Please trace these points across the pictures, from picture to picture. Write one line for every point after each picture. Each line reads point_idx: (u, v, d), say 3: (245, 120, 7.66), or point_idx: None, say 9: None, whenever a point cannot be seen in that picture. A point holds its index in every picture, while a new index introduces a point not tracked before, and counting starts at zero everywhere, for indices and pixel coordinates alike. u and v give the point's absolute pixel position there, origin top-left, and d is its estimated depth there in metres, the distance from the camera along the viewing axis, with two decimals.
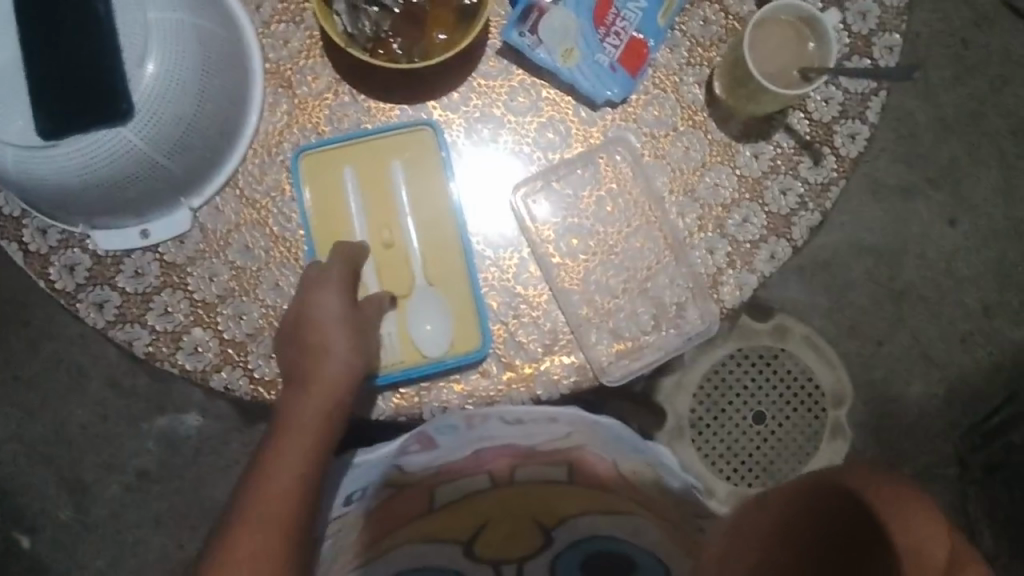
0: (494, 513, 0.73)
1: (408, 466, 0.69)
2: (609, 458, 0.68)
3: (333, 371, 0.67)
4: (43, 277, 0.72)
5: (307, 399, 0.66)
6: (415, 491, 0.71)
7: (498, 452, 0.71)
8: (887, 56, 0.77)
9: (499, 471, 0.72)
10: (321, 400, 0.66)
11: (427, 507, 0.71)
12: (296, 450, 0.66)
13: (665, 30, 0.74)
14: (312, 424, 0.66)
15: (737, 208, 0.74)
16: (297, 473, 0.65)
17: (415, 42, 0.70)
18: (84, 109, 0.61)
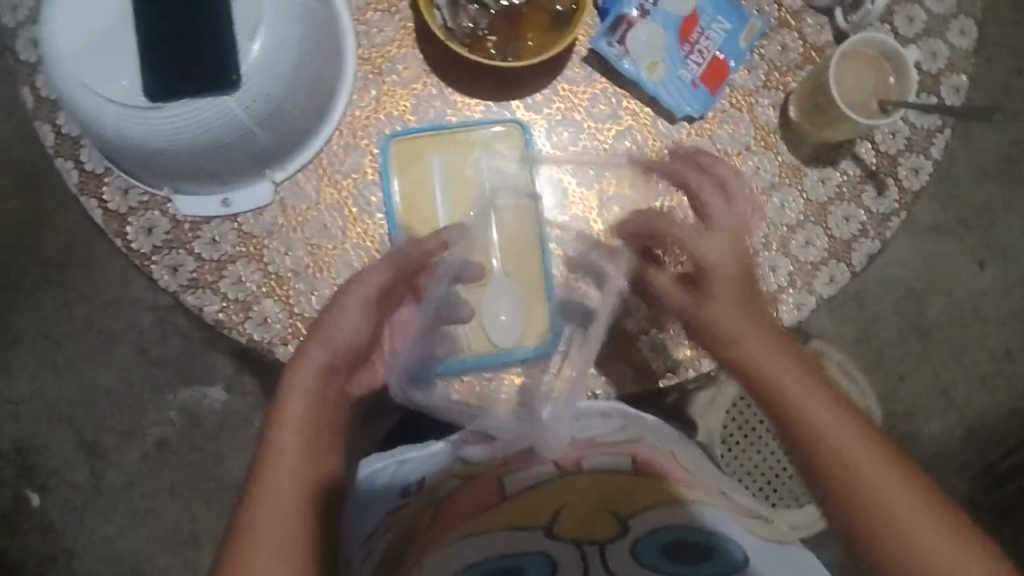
0: (568, 498, 0.60)
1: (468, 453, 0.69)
2: (668, 451, 0.68)
3: (322, 350, 0.62)
4: (120, 237, 0.73)
5: (299, 393, 0.61)
6: (481, 472, 0.65)
7: None
8: (952, 96, 0.79)
9: (567, 462, 0.63)
10: (305, 385, 0.61)
11: (497, 499, 0.61)
12: (290, 445, 0.59)
13: (746, 52, 0.76)
14: (308, 420, 0.60)
15: (801, 230, 0.76)
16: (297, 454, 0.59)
17: (509, 42, 0.72)
18: (192, 75, 0.63)
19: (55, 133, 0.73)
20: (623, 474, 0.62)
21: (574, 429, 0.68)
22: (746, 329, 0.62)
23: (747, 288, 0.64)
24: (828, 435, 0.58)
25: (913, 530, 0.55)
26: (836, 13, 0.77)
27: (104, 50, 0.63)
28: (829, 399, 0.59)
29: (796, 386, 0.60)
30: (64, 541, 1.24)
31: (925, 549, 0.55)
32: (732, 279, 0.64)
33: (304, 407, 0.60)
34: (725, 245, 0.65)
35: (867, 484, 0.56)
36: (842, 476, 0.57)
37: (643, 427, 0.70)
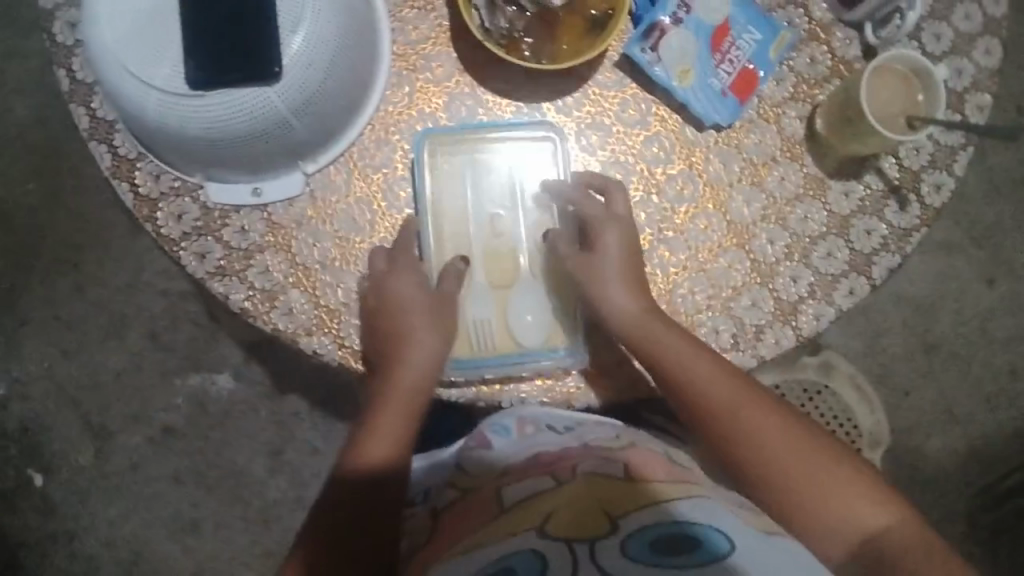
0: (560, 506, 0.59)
1: (470, 464, 0.72)
2: (662, 450, 0.71)
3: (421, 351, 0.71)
4: (150, 222, 0.73)
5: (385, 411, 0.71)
6: (483, 486, 0.68)
7: (554, 453, 0.68)
8: (976, 114, 0.80)
9: (560, 472, 0.65)
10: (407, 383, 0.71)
11: (495, 513, 0.62)
12: (388, 429, 0.71)
13: (775, 63, 0.77)
14: (392, 437, 0.71)
15: (823, 241, 0.77)
16: (393, 437, 0.71)
17: (544, 45, 0.73)
18: (234, 66, 0.63)
19: (89, 116, 0.73)
20: (613, 480, 0.63)
21: (568, 438, 0.70)
22: (647, 323, 0.71)
23: (640, 280, 0.72)
24: (743, 421, 0.70)
25: (830, 485, 0.68)
26: (866, 28, 0.78)
27: (149, 35, 0.63)
28: (738, 388, 0.70)
29: (698, 372, 0.70)
30: (66, 523, 1.23)
31: (849, 506, 0.67)
32: (626, 275, 0.71)
33: (393, 425, 0.71)
34: (612, 238, 0.71)
35: (787, 459, 0.68)
36: (767, 460, 0.69)
37: (637, 436, 0.72)
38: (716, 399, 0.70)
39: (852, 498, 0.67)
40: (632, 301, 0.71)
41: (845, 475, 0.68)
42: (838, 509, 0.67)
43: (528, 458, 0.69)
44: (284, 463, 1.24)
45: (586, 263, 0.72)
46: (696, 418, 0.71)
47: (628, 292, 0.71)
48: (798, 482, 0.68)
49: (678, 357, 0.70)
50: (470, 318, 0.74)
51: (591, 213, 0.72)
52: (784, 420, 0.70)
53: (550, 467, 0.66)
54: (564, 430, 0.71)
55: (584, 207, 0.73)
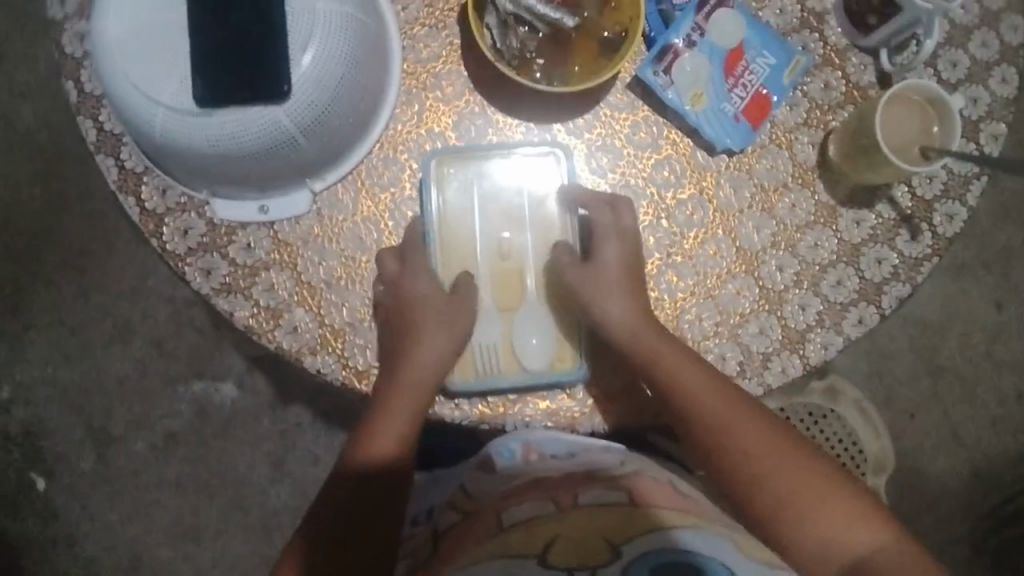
0: (562, 530, 0.59)
1: (473, 486, 0.71)
2: (665, 476, 0.70)
3: (427, 353, 0.70)
4: (156, 237, 0.73)
5: (392, 407, 0.70)
6: (482, 505, 0.67)
7: (556, 477, 0.67)
8: (991, 143, 0.79)
9: (562, 498, 0.64)
10: (411, 385, 0.70)
11: (494, 528, 0.62)
12: (391, 430, 0.70)
13: (789, 88, 0.76)
14: (395, 437, 0.70)
15: (832, 270, 0.76)
16: (395, 438, 0.70)
17: (557, 67, 0.73)
18: (241, 85, 0.63)
19: (97, 129, 0.73)
20: (615, 507, 0.62)
21: (571, 465, 0.69)
22: (643, 337, 0.70)
23: (639, 293, 0.72)
24: (742, 443, 0.69)
25: (831, 510, 0.67)
26: (881, 54, 0.77)
27: (157, 55, 0.63)
28: (739, 410, 0.70)
29: (694, 388, 0.69)
30: (66, 528, 1.22)
31: (847, 531, 0.66)
32: (624, 287, 0.71)
33: (396, 423, 0.70)
34: (613, 249, 0.71)
35: (786, 483, 0.68)
36: (766, 482, 0.68)
37: (641, 462, 0.71)
38: (712, 415, 0.69)
39: (855, 523, 0.66)
40: (630, 314, 0.70)
41: (845, 498, 0.67)
42: (827, 531, 0.66)
43: (529, 481, 0.68)
44: (285, 472, 1.23)
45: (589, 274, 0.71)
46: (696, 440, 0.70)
47: (627, 304, 0.71)
48: (797, 505, 0.67)
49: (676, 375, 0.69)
50: (476, 342, 0.73)
51: (601, 221, 0.72)
52: (786, 442, 0.70)
53: (552, 489, 0.65)
54: (567, 455, 0.70)
55: (596, 214, 0.72)
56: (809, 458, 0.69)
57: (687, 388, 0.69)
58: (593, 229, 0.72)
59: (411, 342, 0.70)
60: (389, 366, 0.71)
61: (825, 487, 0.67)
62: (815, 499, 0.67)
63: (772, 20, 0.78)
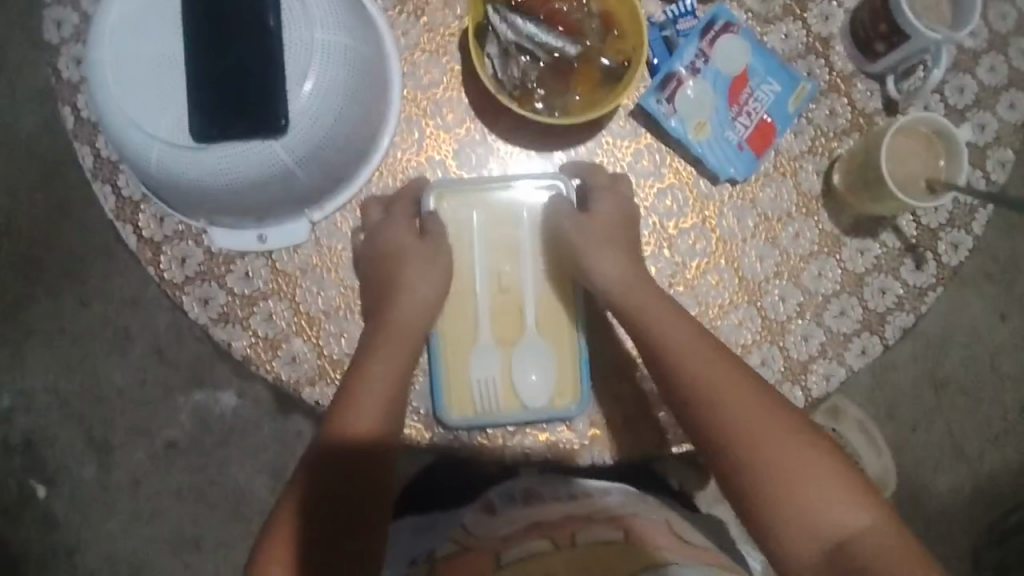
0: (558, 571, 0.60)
1: (472, 526, 0.71)
2: (663, 518, 0.70)
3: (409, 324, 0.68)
4: (154, 265, 0.72)
5: (371, 375, 0.66)
6: (480, 545, 0.67)
7: (554, 519, 0.68)
8: (998, 170, 0.78)
9: (559, 537, 0.65)
10: (393, 360, 0.67)
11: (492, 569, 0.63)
12: (371, 404, 0.66)
13: (794, 116, 0.75)
14: (376, 415, 0.66)
15: (836, 300, 0.76)
16: (375, 415, 0.66)
17: (558, 96, 0.72)
18: (238, 120, 0.62)
19: (94, 156, 0.73)
20: (612, 544, 0.63)
21: (569, 507, 0.69)
22: (634, 295, 0.68)
23: (635, 258, 0.70)
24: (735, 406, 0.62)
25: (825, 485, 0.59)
26: (888, 81, 0.76)
27: (154, 89, 0.63)
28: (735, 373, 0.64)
29: (683, 343, 0.65)
30: (67, 538, 1.14)
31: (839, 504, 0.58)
32: (619, 246, 0.70)
33: (376, 393, 0.66)
34: (608, 205, 0.71)
35: (778, 450, 0.60)
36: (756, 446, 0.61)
37: (640, 505, 0.71)
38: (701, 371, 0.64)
39: (850, 502, 0.58)
40: (622, 271, 0.69)
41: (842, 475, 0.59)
42: (825, 510, 0.58)
43: (528, 524, 0.68)
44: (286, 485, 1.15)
45: (585, 225, 0.70)
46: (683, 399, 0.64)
47: (621, 262, 0.69)
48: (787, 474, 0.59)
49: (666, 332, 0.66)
50: (472, 379, 0.71)
51: (597, 180, 0.73)
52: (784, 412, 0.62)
53: (549, 530, 0.66)
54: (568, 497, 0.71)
55: (592, 174, 0.73)
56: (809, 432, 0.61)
57: (675, 343, 0.65)
58: (591, 188, 0.72)
59: (395, 308, 0.69)
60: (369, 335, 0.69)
61: (822, 462, 0.59)
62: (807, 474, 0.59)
63: (776, 45, 0.77)
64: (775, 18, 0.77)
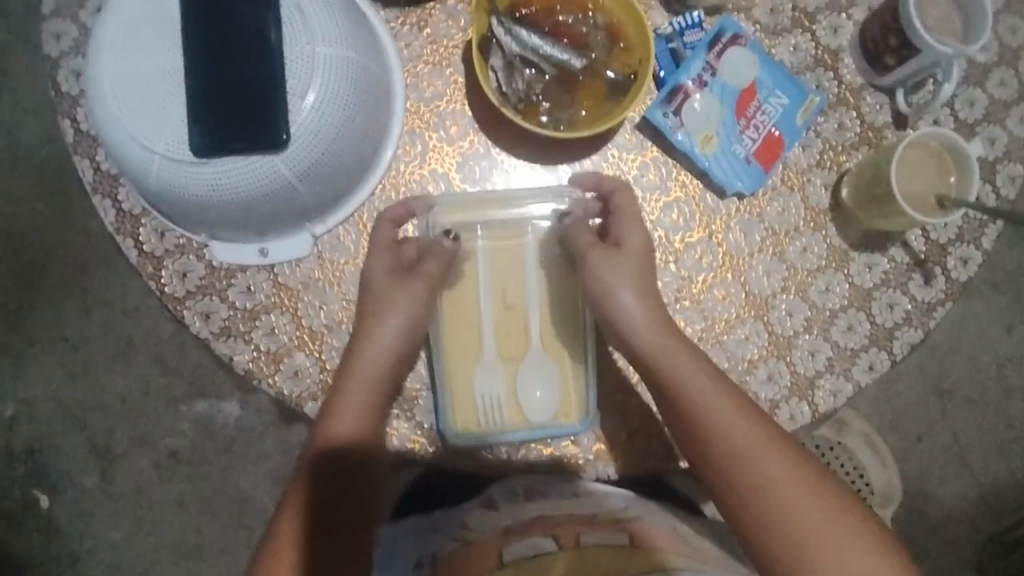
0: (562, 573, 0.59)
1: (474, 522, 0.70)
2: (668, 522, 0.69)
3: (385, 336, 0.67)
4: (155, 279, 0.72)
5: (357, 381, 0.66)
6: (481, 539, 0.67)
7: (558, 519, 0.67)
8: (1008, 186, 0.77)
9: (563, 538, 0.64)
10: (369, 371, 0.67)
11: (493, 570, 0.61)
12: (345, 414, 0.66)
13: (802, 129, 0.74)
14: (352, 423, 0.66)
15: (843, 316, 0.75)
16: (350, 424, 0.66)
17: (564, 109, 0.71)
18: (237, 135, 0.61)
19: (93, 170, 0.72)
20: (615, 549, 0.62)
21: (571, 506, 0.69)
22: (655, 331, 0.66)
23: (654, 288, 0.68)
24: (745, 447, 0.62)
25: (838, 542, 0.59)
26: (897, 94, 0.75)
27: (155, 102, 0.62)
28: (746, 414, 0.64)
29: (698, 383, 0.65)
30: (70, 544, 1.14)
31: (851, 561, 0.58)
32: (641, 280, 0.68)
33: (361, 401, 0.66)
34: (637, 233, 0.69)
35: (793, 502, 0.60)
36: (769, 494, 0.61)
37: (645, 509, 0.70)
38: (715, 414, 0.64)
39: (863, 558, 0.58)
40: (644, 305, 0.67)
41: (856, 529, 0.60)
42: (836, 566, 0.58)
43: (532, 518, 0.68)
44: None
45: (606, 254, 0.68)
46: (697, 442, 0.64)
47: (641, 292, 0.67)
48: (802, 531, 0.59)
49: (684, 375, 0.65)
50: (476, 394, 0.70)
51: (624, 204, 0.70)
52: (798, 460, 0.62)
53: (553, 529, 0.65)
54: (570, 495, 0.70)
55: (624, 196, 0.70)
56: (822, 482, 0.62)
57: (689, 383, 0.65)
58: (614, 213, 0.70)
59: (385, 310, 0.67)
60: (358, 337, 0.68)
61: (836, 515, 0.60)
62: (820, 529, 0.59)
63: (785, 58, 0.76)
64: (783, 30, 0.76)
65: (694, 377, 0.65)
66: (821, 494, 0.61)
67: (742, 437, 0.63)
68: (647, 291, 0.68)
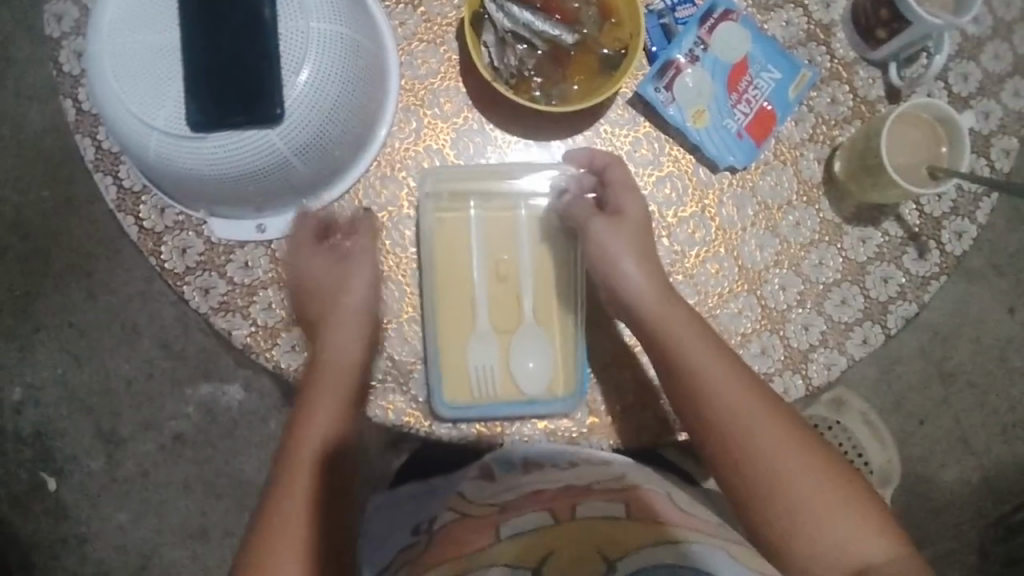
0: (558, 543, 0.57)
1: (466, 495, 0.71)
2: (665, 491, 0.68)
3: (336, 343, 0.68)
4: (155, 255, 0.73)
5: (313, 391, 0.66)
6: (477, 515, 0.65)
7: (556, 493, 0.65)
8: (1002, 159, 0.77)
9: (561, 510, 0.61)
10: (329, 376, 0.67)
11: (490, 541, 0.60)
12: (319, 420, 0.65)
13: (794, 103, 0.75)
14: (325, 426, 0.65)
15: (836, 289, 0.75)
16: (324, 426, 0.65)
17: (555, 84, 0.72)
18: (233, 109, 0.62)
19: (95, 148, 0.73)
20: (615, 520, 0.59)
21: (567, 479, 0.67)
22: (657, 303, 0.67)
23: (654, 257, 0.69)
24: (740, 416, 0.63)
25: (837, 512, 0.60)
26: (890, 68, 0.75)
27: (153, 77, 0.63)
28: (740, 382, 0.64)
29: (698, 352, 0.65)
30: (77, 527, 1.15)
31: (850, 532, 0.59)
32: (642, 250, 0.69)
33: (325, 407, 0.66)
34: (631, 202, 0.70)
35: (790, 471, 0.61)
36: (765, 463, 0.62)
37: (642, 475, 0.69)
38: (710, 382, 0.64)
39: (862, 528, 0.59)
40: (644, 277, 0.68)
41: (856, 501, 0.60)
42: (833, 535, 0.59)
43: (528, 492, 0.66)
44: None
45: (608, 227, 0.69)
46: (693, 410, 0.65)
47: (641, 266, 0.68)
48: (800, 499, 0.60)
49: (684, 346, 0.65)
50: (471, 367, 0.71)
51: (614, 176, 0.71)
52: (795, 428, 0.63)
53: (551, 503, 0.63)
54: (565, 466, 0.69)
55: (609, 169, 0.71)
56: (819, 451, 0.63)
57: (688, 353, 0.65)
58: (607, 186, 0.71)
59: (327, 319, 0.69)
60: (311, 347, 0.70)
61: (836, 485, 0.61)
62: (820, 499, 0.60)
63: (777, 33, 0.76)
64: (775, 5, 0.76)
65: (694, 348, 0.65)
66: (820, 463, 0.62)
67: (736, 407, 0.63)
68: (648, 262, 0.68)
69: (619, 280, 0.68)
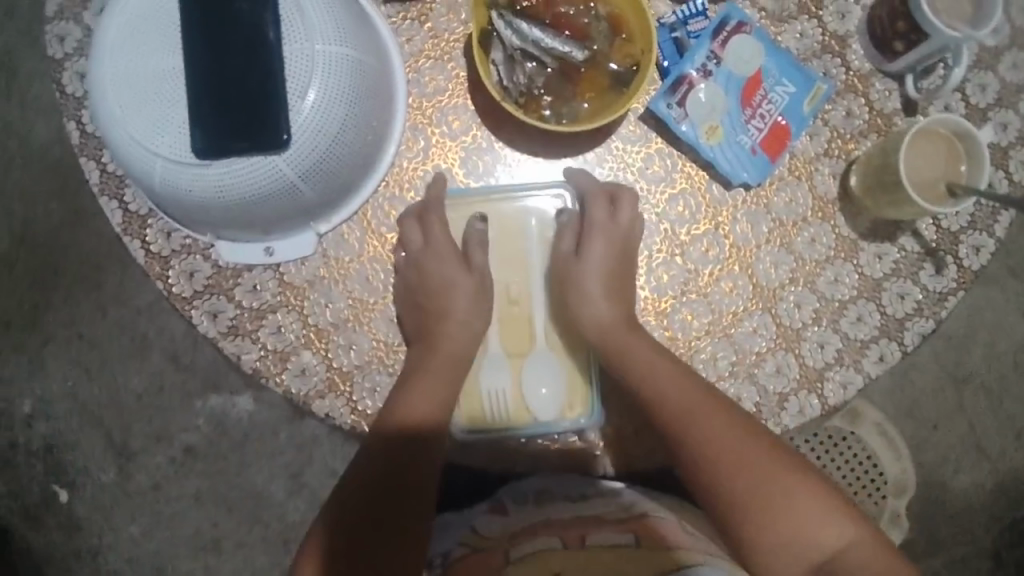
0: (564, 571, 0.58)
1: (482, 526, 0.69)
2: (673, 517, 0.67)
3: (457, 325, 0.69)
4: (161, 279, 0.73)
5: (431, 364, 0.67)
6: (490, 545, 0.66)
7: (564, 525, 0.65)
8: (1021, 171, 0.75)
9: (569, 540, 0.63)
10: (452, 352, 0.68)
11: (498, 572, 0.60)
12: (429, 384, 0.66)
13: (809, 117, 0.73)
14: (432, 399, 0.66)
15: (852, 306, 0.74)
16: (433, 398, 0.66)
17: (566, 101, 0.71)
18: (238, 134, 0.61)
19: (99, 171, 0.73)
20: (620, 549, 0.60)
21: (575, 509, 0.68)
22: (622, 333, 0.67)
23: (620, 288, 0.69)
24: (730, 443, 0.61)
25: (822, 528, 0.57)
26: (907, 80, 0.73)
27: (162, 105, 0.62)
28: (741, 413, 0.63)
29: (668, 378, 0.65)
30: (89, 539, 1.09)
31: (837, 547, 0.57)
32: (611, 286, 0.69)
33: (437, 376, 0.67)
34: (599, 249, 0.69)
35: (772, 492, 0.59)
36: (743, 485, 0.59)
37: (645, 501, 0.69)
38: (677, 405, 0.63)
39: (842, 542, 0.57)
40: (610, 309, 0.68)
41: (838, 518, 0.58)
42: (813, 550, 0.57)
43: (539, 523, 0.67)
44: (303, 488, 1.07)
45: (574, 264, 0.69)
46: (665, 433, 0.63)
47: (610, 300, 0.68)
48: (778, 517, 0.58)
49: (653, 372, 0.65)
50: (482, 390, 0.71)
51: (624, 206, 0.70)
52: (785, 456, 0.61)
53: (560, 533, 0.64)
54: (577, 497, 0.69)
55: (590, 206, 0.70)
56: (804, 475, 0.60)
57: (656, 376, 0.65)
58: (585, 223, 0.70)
59: (444, 306, 0.69)
60: (422, 331, 0.70)
61: (816, 504, 0.58)
62: (798, 516, 0.58)
63: (791, 45, 0.75)
64: (788, 16, 0.75)
65: (660, 376, 0.65)
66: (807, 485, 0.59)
67: (717, 435, 0.61)
68: (615, 296, 0.69)
69: (585, 306, 0.68)
